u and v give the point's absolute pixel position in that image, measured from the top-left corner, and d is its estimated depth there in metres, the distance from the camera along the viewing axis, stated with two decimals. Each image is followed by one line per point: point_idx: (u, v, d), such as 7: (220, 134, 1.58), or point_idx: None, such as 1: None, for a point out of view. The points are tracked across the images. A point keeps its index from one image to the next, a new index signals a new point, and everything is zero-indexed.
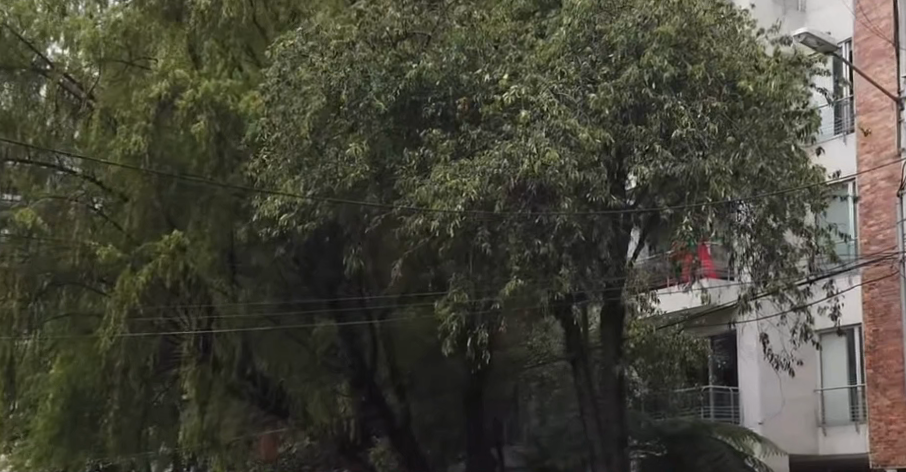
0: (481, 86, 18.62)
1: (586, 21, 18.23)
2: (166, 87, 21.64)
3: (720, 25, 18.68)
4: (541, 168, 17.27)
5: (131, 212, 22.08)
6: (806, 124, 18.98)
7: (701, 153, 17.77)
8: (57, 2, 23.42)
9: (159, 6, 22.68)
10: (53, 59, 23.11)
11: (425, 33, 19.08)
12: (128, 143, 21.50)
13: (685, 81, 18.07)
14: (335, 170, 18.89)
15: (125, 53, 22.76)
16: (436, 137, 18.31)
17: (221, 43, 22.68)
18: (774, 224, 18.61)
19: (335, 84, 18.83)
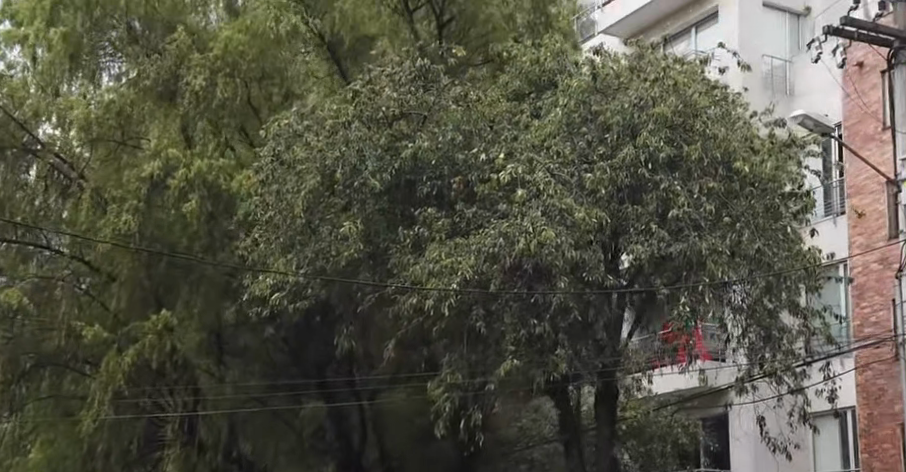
0: (477, 166, 18.65)
1: (582, 102, 18.50)
2: (158, 167, 21.58)
3: (714, 107, 18.77)
4: (537, 246, 17.22)
5: (118, 291, 22.06)
6: (802, 205, 19.25)
7: (697, 233, 17.78)
8: (50, 82, 23.46)
9: (153, 86, 22.61)
10: (44, 139, 22.78)
11: (421, 113, 19.07)
12: (118, 223, 21.45)
13: (681, 162, 18.12)
14: (329, 248, 18.96)
15: (118, 133, 22.69)
16: (431, 216, 18.34)
17: (214, 123, 22.69)
18: (770, 305, 18.64)
19: (330, 164, 18.86)
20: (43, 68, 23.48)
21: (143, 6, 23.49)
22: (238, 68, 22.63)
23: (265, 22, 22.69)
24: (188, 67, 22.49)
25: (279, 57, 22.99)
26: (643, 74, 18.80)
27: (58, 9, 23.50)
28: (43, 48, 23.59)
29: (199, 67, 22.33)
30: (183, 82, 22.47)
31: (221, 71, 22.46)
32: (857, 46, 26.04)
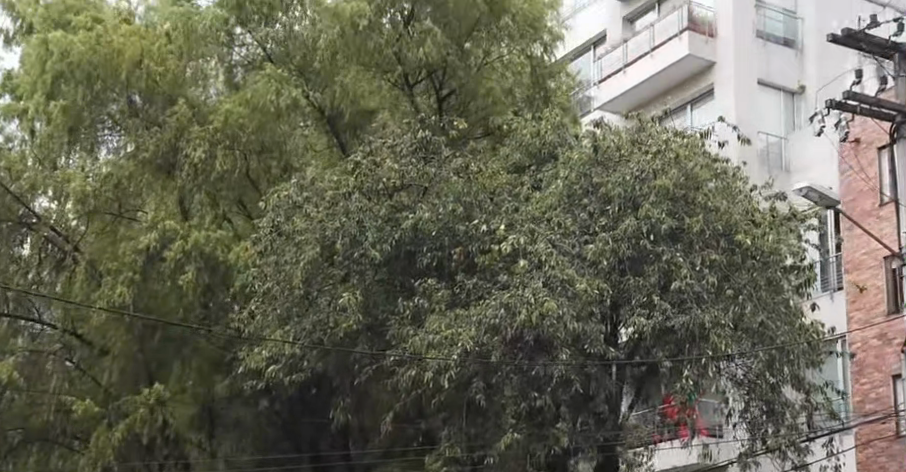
0: (477, 237, 18.61)
1: (583, 174, 18.55)
2: (154, 238, 21.49)
3: (715, 180, 18.96)
4: (539, 317, 17.15)
5: (111, 365, 21.95)
6: (803, 279, 19.25)
7: (699, 306, 17.69)
8: (48, 156, 23.66)
9: (152, 159, 22.81)
10: (40, 212, 22.78)
11: (421, 185, 19.15)
12: (112, 294, 21.35)
13: (682, 235, 18.19)
14: (327, 319, 18.81)
15: (115, 205, 22.78)
16: (431, 287, 18.29)
17: (212, 196, 22.89)
18: (773, 379, 18.43)
19: (330, 234, 18.84)
20: (41, 141, 23.71)
21: (146, 79, 23.32)
22: (238, 139, 22.69)
23: (266, 95, 22.60)
24: (188, 139, 22.59)
25: (278, 130, 22.99)
26: (644, 147, 18.77)
27: (58, 83, 23.41)
28: (42, 122, 23.83)
29: (199, 138, 22.39)
30: (183, 154, 22.56)
31: (221, 143, 22.53)
32: (854, 121, 26.20)
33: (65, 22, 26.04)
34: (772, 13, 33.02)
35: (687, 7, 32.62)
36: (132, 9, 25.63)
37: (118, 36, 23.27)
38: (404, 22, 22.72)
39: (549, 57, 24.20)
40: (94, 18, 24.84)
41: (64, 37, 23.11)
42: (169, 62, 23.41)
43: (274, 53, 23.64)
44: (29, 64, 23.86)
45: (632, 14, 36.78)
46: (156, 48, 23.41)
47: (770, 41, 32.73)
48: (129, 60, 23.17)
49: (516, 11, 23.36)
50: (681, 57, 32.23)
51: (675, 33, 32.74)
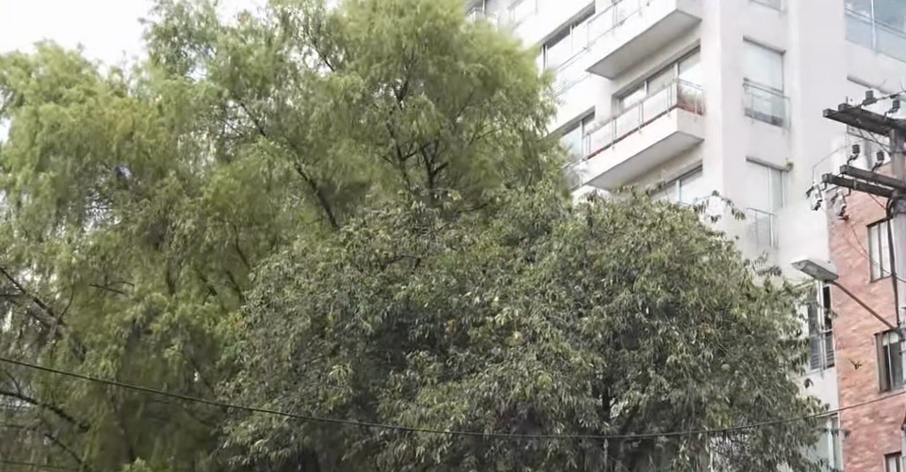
0: (470, 308, 18.44)
1: (577, 247, 18.52)
2: (140, 310, 21.36)
3: (711, 253, 18.78)
4: (532, 391, 16.98)
5: (90, 442, 21.64)
6: (799, 354, 19.17)
7: (697, 380, 17.58)
8: (34, 228, 23.42)
9: (140, 231, 22.75)
10: (23, 284, 22.79)
11: (414, 256, 19.17)
12: (97, 367, 21.19)
13: (677, 308, 18.11)
14: (317, 392, 18.63)
15: (101, 277, 22.71)
16: (423, 359, 18.14)
17: (200, 267, 22.81)
18: (769, 456, 17.99)
19: (321, 305, 18.72)
20: (28, 212, 23.38)
21: (136, 151, 23.43)
22: (228, 211, 22.59)
23: (258, 166, 22.50)
24: (178, 211, 22.61)
25: (267, 203, 22.83)
26: (639, 220, 18.83)
27: (48, 155, 23.48)
28: (29, 194, 23.47)
29: (189, 210, 22.44)
30: (172, 226, 22.59)
31: (210, 215, 22.48)
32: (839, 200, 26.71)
33: (55, 96, 26.10)
34: (759, 92, 33.82)
35: (675, 85, 33.59)
36: (124, 82, 25.68)
37: (109, 108, 23.44)
38: (399, 93, 23.05)
39: (541, 131, 24.29)
40: (86, 90, 24.87)
41: (56, 109, 23.23)
42: (161, 133, 23.50)
43: (266, 125, 23.51)
44: (18, 135, 23.72)
45: (621, 90, 37.31)
46: (148, 123, 23.58)
47: (758, 120, 33.54)
48: (122, 131, 23.31)
49: (509, 85, 23.61)
50: (670, 133, 33.11)
51: (664, 109, 33.73)
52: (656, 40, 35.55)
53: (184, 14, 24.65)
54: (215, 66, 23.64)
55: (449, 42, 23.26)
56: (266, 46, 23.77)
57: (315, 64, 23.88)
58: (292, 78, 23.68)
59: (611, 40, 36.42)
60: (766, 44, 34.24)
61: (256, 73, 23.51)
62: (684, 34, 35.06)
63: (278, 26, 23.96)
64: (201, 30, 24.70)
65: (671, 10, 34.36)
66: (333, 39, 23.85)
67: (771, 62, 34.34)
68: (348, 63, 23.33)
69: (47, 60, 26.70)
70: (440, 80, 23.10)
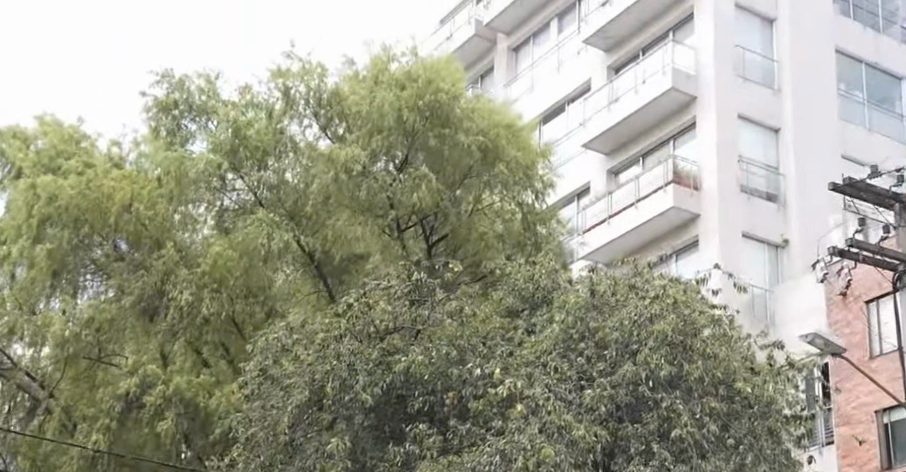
0: (471, 381, 18.32)
1: (579, 318, 18.54)
2: (134, 383, 21.38)
3: (714, 326, 18.78)
4: (535, 465, 16.59)
5: None
6: (803, 430, 19.06)
7: (701, 455, 17.37)
8: (27, 299, 23.54)
9: (136, 303, 22.80)
10: (14, 358, 23.05)
11: (414, 327, 19.13)
12: (88, 441, 21.12)
13: (681, 382, 18.01)
14: (313, 465, 18.21)
15: (94, 350, 22.70)
16: (422, 432, 17.96)
17: (196, 339, 22.58)
18: None
19: (319, 377, 18.58)
20: (22, 284, 23.59)
21: (134, 223, 23.55)
22: (225, 282, 22.63)
23: (257, 237, 22.31)
24: (174, 282, 22.58)
25: (264, 274, 22.74)
26: (641, 291, 18.95)
27: (44, 227, 23.56)
28: (24, 266, 23.64)
29: (185, 281, 22.43)
30: (168, 297, 22.55)
31: (207, 286, 22.50)
32: (842, 272, 28.22)
33: (54, 168, 26.20)
34: (755, 169, 35.12)
35: (671, 161, 34.82)
36: (122, 155, 25.82)
37: (108, 180, 23.72)
38: (399, 166, 23.12)
39: (540, 204, 24.44)
40: (85, 162, 24.99)
41: (53, 182, 23.48)
42: (159, 205, 23.60)
43: (265, 197, 23.43)
44: (15, 209, 23.89)
45: (615, 166, 37.90)
46: (147, 195, 23.73)
47: (754, 195, 34.73)
48: (120, 203, 23.52)
49: (509, 160, 23.78)
50: (666, 208, 34.18)
51: (659, 184, 34.89)
52: (651, 116, 36.47)
53: (186, 87, 24.88)
54: (215, 138, 23.51)
55: (450, 114, 23.41)
56: (266, 119, 23.86)
57: (315, 136, 23.85)
58: (291, 151, 23.64)
59: (606, 116, 37.24)
60: (762, 123, 35.74)
61: (256, 146, 23.53)
62: (678, 112, 36.11)
63: (278, 99, 24.11)
64: (202, 102, 24.84)
65: (667, 88, 35.50)
66: (334, 112, 23.97)
67: (766, 142, 35.78)
68: (349, 135, 23.48)
69: (47, 134, 26.86)
70: (440, 152, 23.23)
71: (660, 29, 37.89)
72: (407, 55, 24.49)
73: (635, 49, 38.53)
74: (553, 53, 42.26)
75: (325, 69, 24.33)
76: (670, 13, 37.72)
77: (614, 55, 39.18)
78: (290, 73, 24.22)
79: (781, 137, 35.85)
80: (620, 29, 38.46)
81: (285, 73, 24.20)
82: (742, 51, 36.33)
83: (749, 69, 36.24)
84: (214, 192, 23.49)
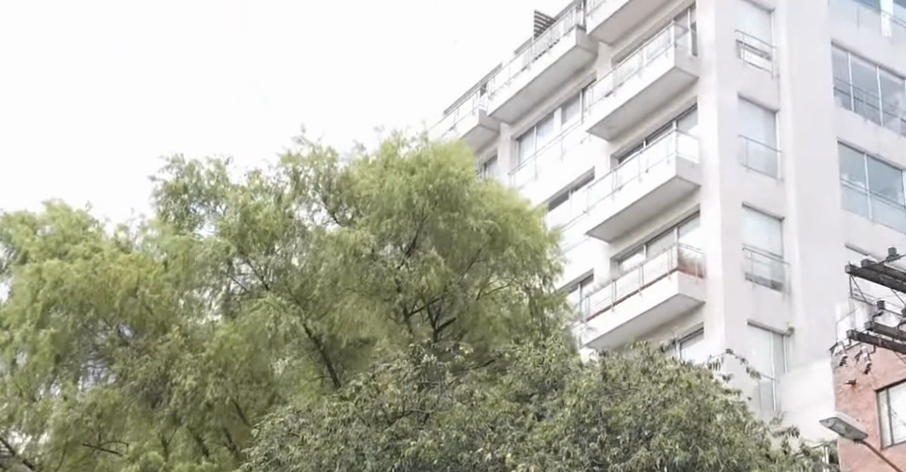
0: (482, 465, 18.18)
1: (591, 402, 18.36)
2: (134, 469, 21.24)
3: (728, 413, 18.88)
4: None
5: None
6: None
7: None
8: (27, 384, 23.42)
9: (140, 388, 22.66)
10: (12, 446, 23.30)
11: (423, 410, 19.05)
12: None
13: (696, 468, 17.67)
14: None
15: (96, 436, 22.85)
16: None
17: (199, 424, 22.54)
18: None
19: (326, 462, 18.49)
20: (23, 370, 23.41)
21: (140, 306, 23.71)
22: (230, 367, 22.58)
23: (264, 322, 22.14)
24: (178, 367, 22.60)
25: (265, 360, 22.69)
26: (653, 375, 19.08)
27: (48, 311, 23.70)
28: (24, 352, 23.46)
29: (190, 365, 22.44)
30: (172, 381, 22.54)
31: (211, 370, 22.47)
32: (859, 358, 27.92)
33: (60, 252, 26.19)
34: (759, 257, 35.19)
35: (676, 249, 35.03)
36: (129, 239, 25.82)
37: (115, 263, 23.82)
38: (407, 249, 23.11)
39: (548, 287, 24.43)
40: (91, 246, 25.05)
41: (59, 265, 23.68)
42: (165, 288, 23.74)
43: (273, 280, 23.31)
44: (19, 294, 23.98)
45: (619, 253, 37.99)
46: (153, 278, 23.86)
47: (758, 283, 34.76)
48: (126, 285, 23.64)
49: (519, 244, 23.85)
50: (671, 294, 34.22)
51: (664, 271, 35.06)
52: (655, 204, 36.62)
53: (195, 172, 24.94)
54: (224, 223, 23.53)
55: (460, 199, 23.55)
56: (275, 202, 23.82)
57: (323, 220, 23.81)
58: (300, 235, 23.54)
59: (610, 204, 37.38)
60: (766, 212, 35.88)
61: (264, 230, 23.44)
62: (682, 200, 36.23)
63: (287, 184, 24.13)
64: (211, 187, 24.85)
65: (670, 176, 35.71)
66: (343, 197, 24.01)
67: (770, 230, 35.90)
68: (358, 218, 23.53)
69: (55, 218, 26.96)
70: (450, 236, 23.28)
71: (663, 119, 38.13)
72: (418, 139, 24.69)
73: (638, 138, 38.74)
74: (556, 142, 42.50)
75: (335, 153, 24.43)
76: (673, 102, 37.97)
77: (617, 143, 39.41)
78: (299, 157, 24.31)
79: (785, 225, 35.97)
80: (624, 118, 38.77)
81: (295, 157, 24.30)
82: (745, 141, 36.59)
83: (752, 159, 36.47)
84: (218, 279, 23.32)
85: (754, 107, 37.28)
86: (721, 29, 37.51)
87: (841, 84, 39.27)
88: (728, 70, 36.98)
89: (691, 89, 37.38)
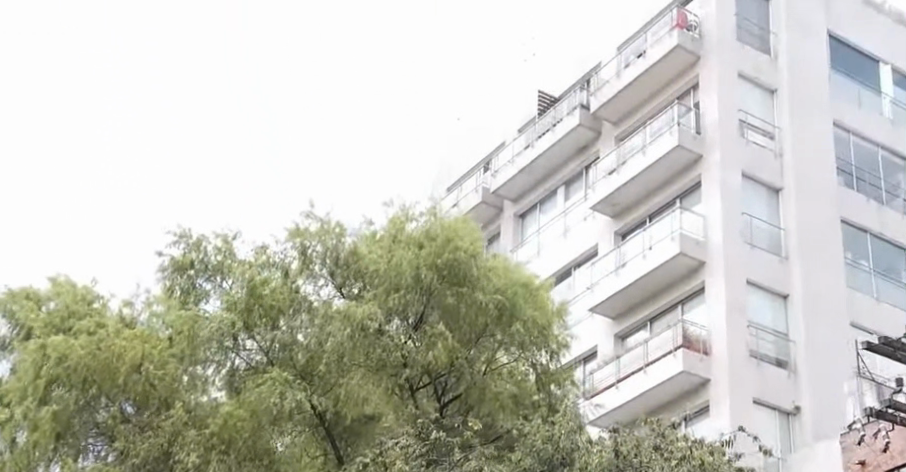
0: None
1: None
2: None
3: None
4: None
5: None
6: None
7: None
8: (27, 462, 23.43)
9: (141, 465, 22.51)
10: None
11: None
12: None
13: None
14: None
15: None
16: None
17: None
18: None
19: None
20: (24, 449, 23.50)
21: (143, 382, 23.49)
22: (233, 443, 22.25)
23: (269, 397, 22.05)
24: (181, 444, 22.35)
25: (263, 439, 22.32)
26: (666, 452, 19.07)
27: (51, 387, 23.64)
28: (24, 431, 23.77)
29: (193, 442, 22.18)
30: (174, 458, 22.35)
31: (215, 447, 22.14)
32: None
33: (65, 327, 26.07)
34: (764, 334, 35.09)
35: (681, 325, 35.01)
36: (134, 314, 25.72)
37: (119, 339, 23.69)
38: (414, 325, 23.08)
39: (554, 363, 24.37)
40: (96, 321, 25.02)
41: (63, 341, 23.60)
42: (169, 365, 23.53)
43: (278, 354, 23.28)
44: (22, 372, 24.01)
45: (622, 330, 37.93)
46: (158, 354, 23.66)
47: (763, 361, 34.63)
48: (130, 361, 23.43)
49: (527, 319, 23.84)
50: (676, 372, 34.10)
51: (669, 347, 35.05)
52: (659, 281, 36.67)
53: (203, 248, 24.97)
54: (231, 297, 23.65)
55: (467, 274, 23.50)
56: (281, 277, 23.95)
57: (328, 295, 23.85)
58: (306, 311, 23.49)
59: (613, 280, 37.46)
60: (771, 289, 35.86)
61: (272, 304, 23.50)
62: (686, 276, 36.27)
63: (294, 259, 24.26)
64: (218, 261, 24.82)
65: (674, 253, 35.77)
66: (350, 272, 23.98)
67: (775, 307, 35.84)
68: (366, 292, 23.50)
69: (60, 292, 26.94)
70: (457, 311, 23.21)
71: (666, 196, 38.27)
72: (426, 215, 24.79)
73: (642, 215, 38.85)
74: (559, 219, 42.61)
75: (343, 228, 24.48)
76: (676, 180, 38.13)
77: (621, 220, 39.51)
78: (307, 232, 24.41)
79: (790, 303, 35.92)
80: (627, 196, 38.95)
81: (303, 232, 24.41)
82: (749, 218, 36.68)
83: (757, 236, 36.53)
84: (220, 356, 23.26)
85: (757, 185, 37.41)
86: (724, 108, 37.77)
87: (844, 162, 39.58)
88: (731, 148, 37.18)
89: (695, 167, 37.56)
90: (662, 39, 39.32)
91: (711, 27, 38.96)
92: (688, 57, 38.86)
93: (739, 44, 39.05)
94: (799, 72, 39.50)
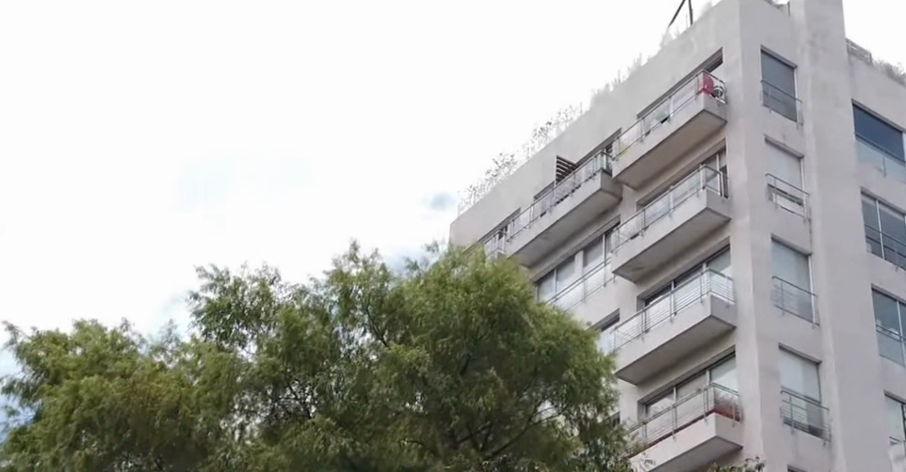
0: None
1: None
2: None
3: None
4: None
5: None
6: None
7: None
8: None
9: None
10: None
11: None
12: None
13: None
14: None
15: None
16: None
17: None
18: None
19: None
20: None
21: (179, 426, 23.18)
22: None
23: (311, 443, 21.51)
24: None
25: None
26: None
27: (81, 432, 23.44)
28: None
29: None
30: None
31: None
32: None
33: (94, 371, 25.00)
34: (796, 400, 34.24)
35: (711, 390, 34.29)
36: (164, 361, 24.92)
37: (153, 383, 23.44)
38: (458, 370, 22.71)
39: (602, 416, 23.85)
40: (128, 365, 24.40)
41: (96, 383, 23.42)
42: (204, 410, 22.85)
43: (318, 404, 22.77)
44: (51, 417, 23.80)
45: (647, 397, 37.01)
46: (194, 398, 23.17)
47: (796, 427, 33.72)
48: (165, 406, 23.15)
49: (576, 365, 23.22)
50: (708, 437, 33.25)
51: (700, 412, 34.32)
52: (685, 345, 35.85)
53: (239, 292, 24.41)
54: (272, 341, 23.18)
55: (518, 320, 23.05)
56: (319, 323, 23.49)
57: (367, 342, 23.43)
58: (342, 358, 23.14)
59: (638, 345, 36.66)
60: (802, 356, 35.01)
61: (311, 350, 22.97)
62: (714, 341, 35.50)
63: (336, 301, 23.85)
64: (254, 307, 24.27)
65: (703, 316, 35.03)
66: (394, 317, 23.57)
67: (806, 374, 34.99)
68: (411, 338, 23.11)
69: (87, 338, 26.30)
70: (507, 359, 22.89)
71: (691, 260, 37.60)
72: (469, 263, 24.32)
73: (666, 280, 38.14)
74: (577, 284, 41.88)
75: (387, 272, 24.15)
76: (702, 245, 37.53)
77: (643, 285, 38.84)
78: (350, 276, 24.03)
79: (822, 371, 35.05)
80: (652, 260, 38.26)
81: (345, 275, 24.03)
82: (779, 282, 35.93)
83: (787, 302, 35.75)
84: (249, 408, 22.96)
85: (787, 251, 36.75)
86: (753, 172, 37.22)
87: (871, 230, 38.99)
88: (761, 213, 36.58)
89: (723, 231, 36.95)
90: (688, 104, 38.92)
91: (737, 92, 38.53)
92: (715, 121, 38.42)
93: (767, 109, 38.60)
94: (827, 139, 39.00)
